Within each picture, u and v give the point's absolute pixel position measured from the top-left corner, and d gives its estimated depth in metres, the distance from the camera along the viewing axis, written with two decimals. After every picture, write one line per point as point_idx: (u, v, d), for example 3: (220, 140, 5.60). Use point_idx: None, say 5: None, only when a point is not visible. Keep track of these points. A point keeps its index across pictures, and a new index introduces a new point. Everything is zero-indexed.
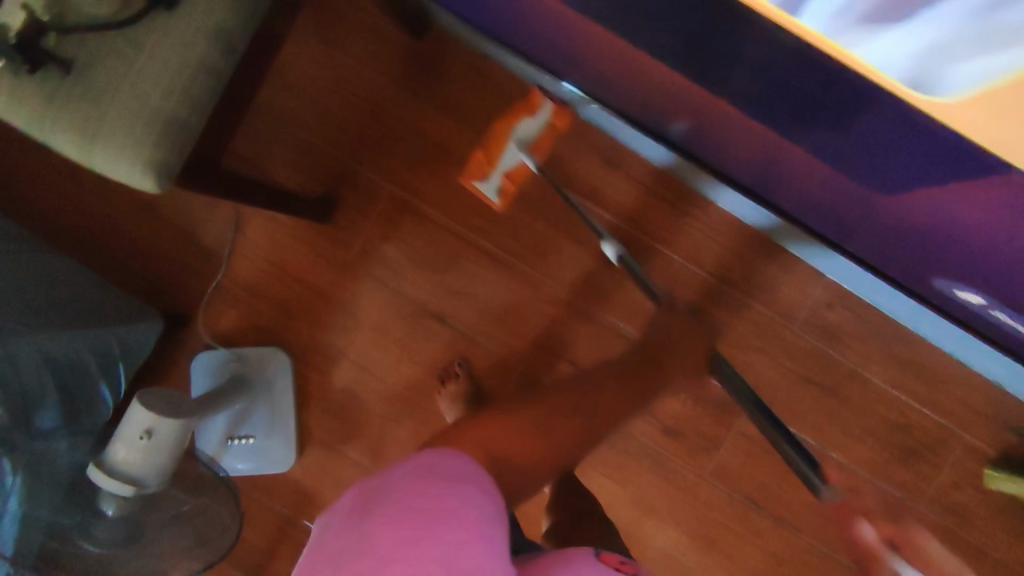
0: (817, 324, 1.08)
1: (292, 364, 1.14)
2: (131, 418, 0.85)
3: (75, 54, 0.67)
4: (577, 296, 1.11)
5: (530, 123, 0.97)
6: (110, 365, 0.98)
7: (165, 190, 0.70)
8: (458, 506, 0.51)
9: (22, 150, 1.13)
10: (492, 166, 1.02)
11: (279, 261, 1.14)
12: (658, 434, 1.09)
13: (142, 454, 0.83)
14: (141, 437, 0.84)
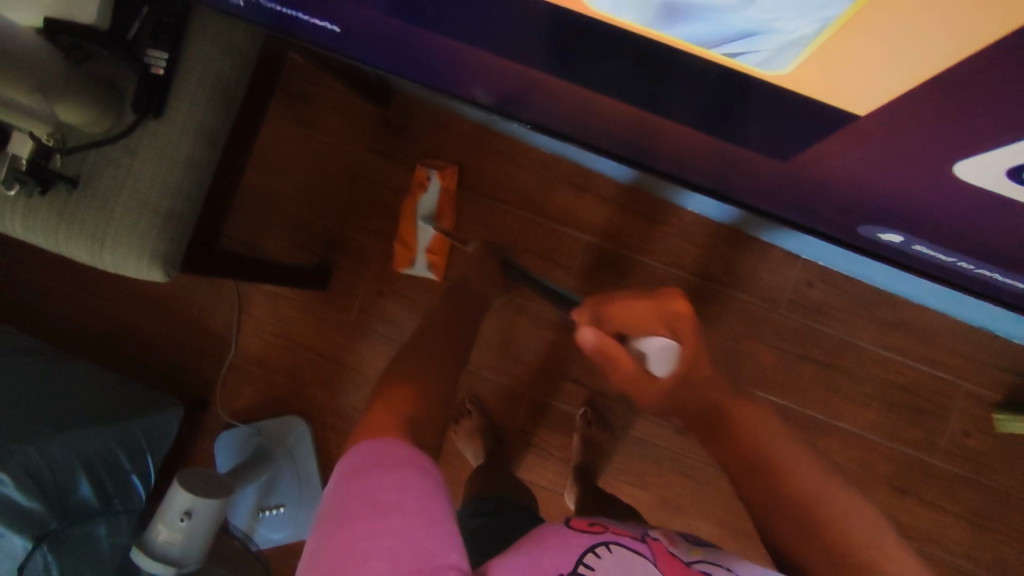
0: (801, 303, 1.16)
1: (310, 429, 1.18)
2: (170, 501, 0.87)
3: (78, 170, 0.72)
4: None
5: (426, 197, 1.16)
6: (141, 454, 1.02)
7: (171, 278, 0.74)
8: (410, 485, 0.53)
9: (34, 270, 1.21)
10: (413, 250, 1.16)
11: (287, 331, 1.21)
12: (673, 433, 1.15)
13: (181, 537, 0.85)
14: (181, 519, 0.86)
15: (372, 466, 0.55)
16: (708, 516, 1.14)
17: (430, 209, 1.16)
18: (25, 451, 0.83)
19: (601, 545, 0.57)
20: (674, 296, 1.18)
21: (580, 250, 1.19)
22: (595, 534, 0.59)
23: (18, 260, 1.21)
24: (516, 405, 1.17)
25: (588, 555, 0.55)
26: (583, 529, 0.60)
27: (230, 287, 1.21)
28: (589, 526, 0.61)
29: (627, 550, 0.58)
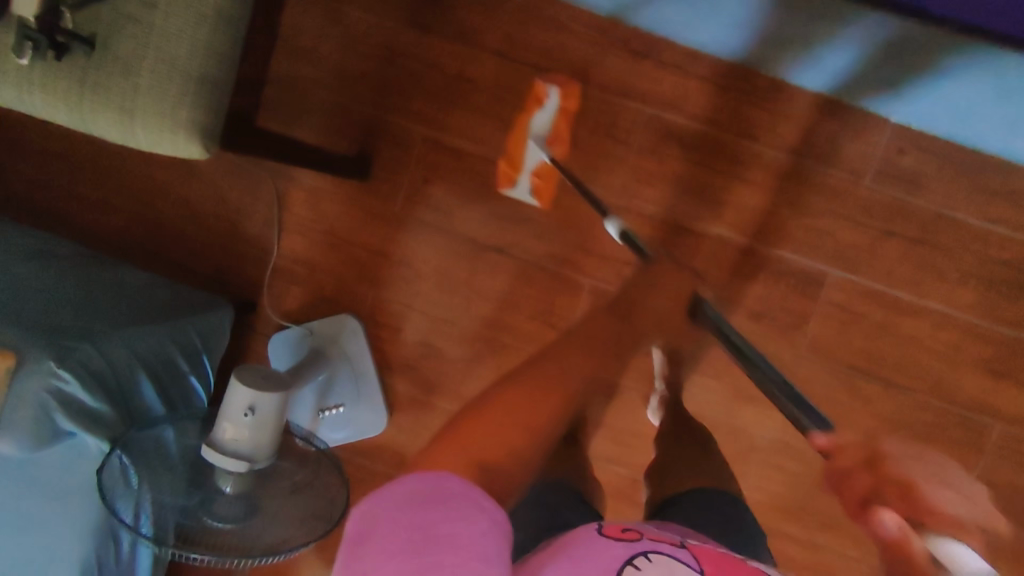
0: (891, 173, 1.05)
1: (364, 328, 1.14)
2: (231, 398, 0.85)
3: (94, 29, 0.64)
4: (635, 199, 1.09)
5: (541, 115, 1.04)
6: (202, 355, 1.00)
7: (212, 154, 0.68)
8: (467, 521, 0.44)
9: (69, 176, 1.16)
10: (519, 170, 1.06)
11: (331, 228, 1.15)
12: (743, 317, 1.08)
13: (248, 431, 0.84)
14: (246, 414, 0.85)
15: (425, 498, 0.45)
16: None
17: (540, 130, 1.04)
18: (82, 347, 0.80)
19: (640, 553, 0.49)
20: (748, 172, 1.07)
21: (640, 126, 1.08)
22: (631, 541, 0.51)
23: (52, 165, 1.16)
24: (575, 296, 1.10)
25: (636, 558, 0.49)
26: (617, 536, 0.51)
27: (269, 185, 1.15)
28: (623, 532, 0.52)
29: (671, 558, 0.49)
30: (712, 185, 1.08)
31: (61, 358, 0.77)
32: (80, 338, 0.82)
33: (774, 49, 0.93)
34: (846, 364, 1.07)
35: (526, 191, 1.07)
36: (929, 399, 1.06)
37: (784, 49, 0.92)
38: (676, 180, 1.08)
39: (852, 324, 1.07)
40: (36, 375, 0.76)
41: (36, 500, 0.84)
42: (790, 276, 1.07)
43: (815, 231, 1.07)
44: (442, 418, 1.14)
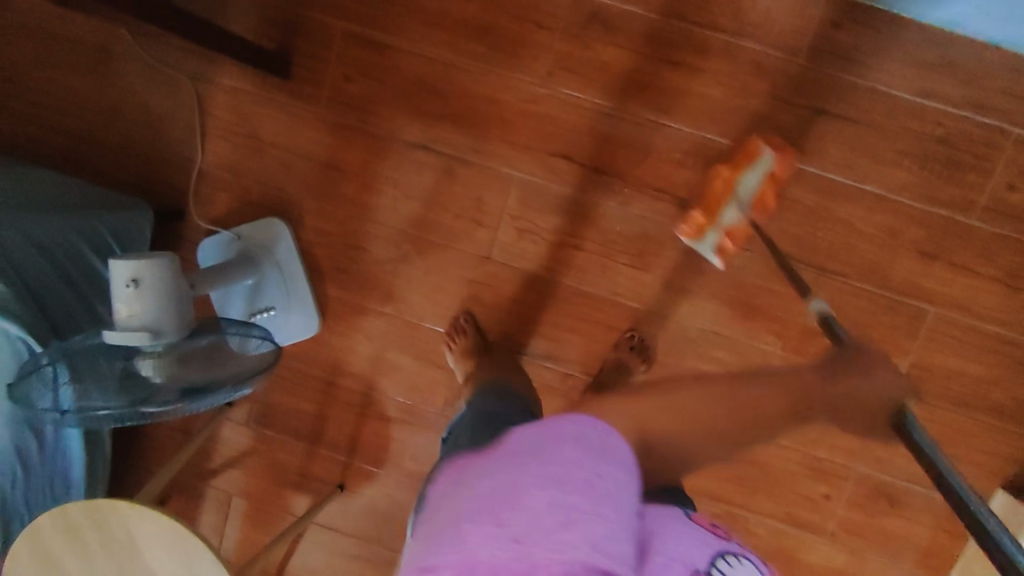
0: (822, 49, 1.01)
1: (291, 229, 1.12)
2: (113, 276, 0.86)
3: None
4: (560, 85, 1.05)
5: (617, 95, 1.03)
6: (115, 247, 0.98)
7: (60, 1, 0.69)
8: (611, 483, 0.45)
9: None
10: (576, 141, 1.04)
11: (254, 129, 1.12)
12: (674, 207, 1.06)
13: (138, 298, 0.85)
14: (130, 284, 0.85)
15: (579, 448, 0.47)
16: (716, 296, 1.06)
17: (611, 110, 1.03)
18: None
19: (721, 556, 0.49)
20: (676, 53, 1.03)
21: (564, 8, 1.04)
22: (720, 537, 0.52)
23: None
24: (503, 190, 1.07)
25: (718, 560, 0.48)
26: (707, 530, 0.53)
27: (188, 87, 1.12)
28: (710, 527, 0.54)
29: (755, 569, 0.49)
30: (639, 68, 1.04)
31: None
32: None
33: None
34: (779, 250, 1.05)
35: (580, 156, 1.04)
36: (864, 285, 1.04)
37: None
38: (602, 64, 1.04)
39: (785, 209, 1.04)
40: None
41: None
42: (722, 162, 1.04)
43: (746, 114, 1.03)
44: (376, 321, 1.12)
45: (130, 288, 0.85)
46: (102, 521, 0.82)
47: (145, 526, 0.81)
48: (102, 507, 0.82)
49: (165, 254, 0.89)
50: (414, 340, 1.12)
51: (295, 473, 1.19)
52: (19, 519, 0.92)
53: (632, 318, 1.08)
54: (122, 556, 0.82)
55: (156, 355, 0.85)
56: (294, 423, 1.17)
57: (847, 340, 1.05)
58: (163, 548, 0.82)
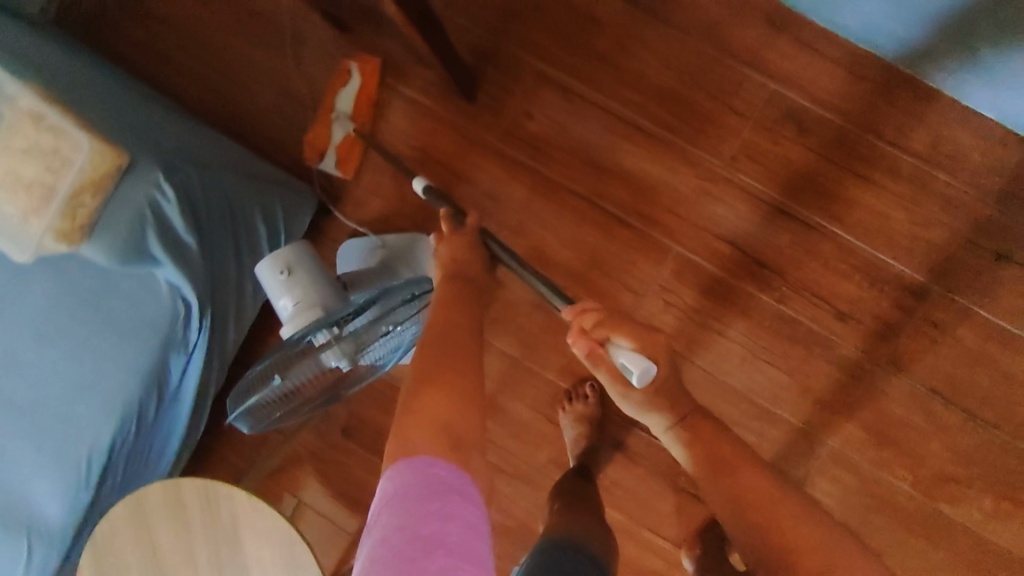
0: (1015, 193, 0.98)
1: (436, 249, 1.11)
2: (264, 277, 0.81)
3: None
4: (737, 170, 1.05)
5: (347, 92, 1.13)
6: (282, 230, 0.98)
7: None
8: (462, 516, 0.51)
9: (183, 51, 1.20)
10: (327, 145, 1.13)
11: (422, 144, 1.13)
12: (830, 314, 1.03)
13: (295, 284, 0.80)
14: (284, 275, 0.80)
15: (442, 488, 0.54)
16: (852, 415, 1.02)
17: (345, 105, 1.13)
18: (186, 174, 0.78)
19: None
20: (862, 165, 1.02)
21: (758, 99, 1.04)
22: None
23: (171, 39, 1.20)
24: (658, 260, 1.06)
25: None
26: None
27: (370, 90, 1.15)
28: None
29: None
30: (821, 172, 1.02)
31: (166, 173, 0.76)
32: (187, 165, 0.80)
33: (957, 61, 0.91)
34: (927, 386, 1.01)
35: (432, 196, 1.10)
36: (1012, 440, 0.99)
37: (964, 63, 0.91)
38: (786, 160, 1.03)
39: (944, 345, 1.01)
40: (141, 183, 0.73)
41: (102, 358, 0.84)
42: (889, 283, 1.01)
43: (925, 241, 1.00)
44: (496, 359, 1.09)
45: (287, 280, 0.80)
46: (212, 508, 0.80)
47: (258, 522, 0.80)
48: (218, 492, 0.80)
49: (306, 240, 0.84)
50: (530, 387, 1.09)
51: (371, 494, 1.13)
52: (112, 476, 0.89)
53: (762, 418, 1.04)
54: (225, 548, 0.80)
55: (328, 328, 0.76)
56: (384, 442, 1.13)
57: (982, 493, 1.00)
58: (269, 548, 0.79)
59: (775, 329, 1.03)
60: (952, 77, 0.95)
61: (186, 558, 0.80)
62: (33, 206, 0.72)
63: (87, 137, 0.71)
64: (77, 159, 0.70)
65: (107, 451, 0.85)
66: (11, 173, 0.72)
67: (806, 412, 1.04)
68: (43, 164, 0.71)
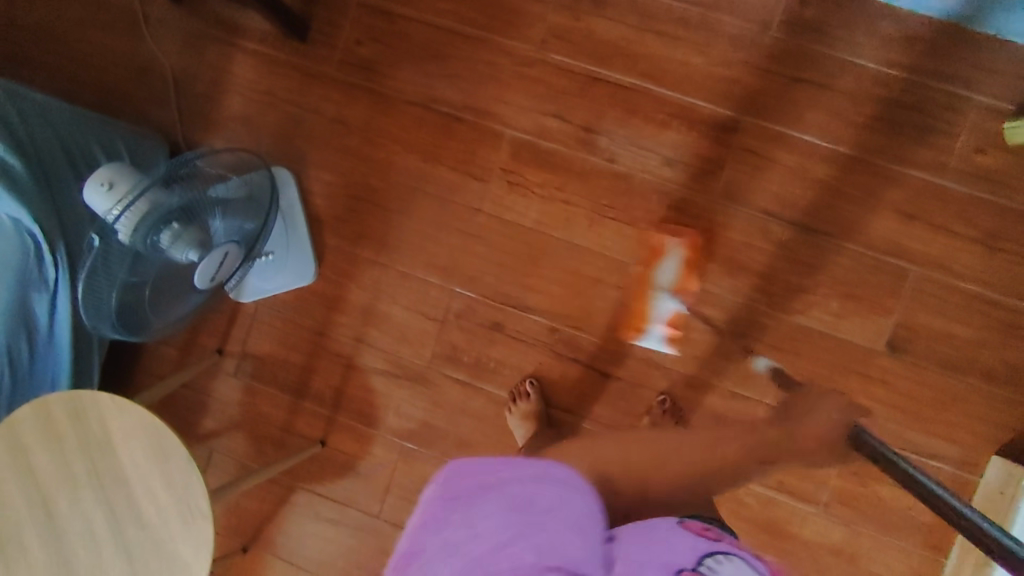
0: (795, 22, 1.08)
1: (294, 179, 1.17)
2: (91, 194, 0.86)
3: None
4: (551, 50, 1.12)
5: (664, 272, 1.10)
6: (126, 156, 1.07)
7: None
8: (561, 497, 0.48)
9: (30, 46, 1.25)
10: (650, 321, 1.10)
11: (268, 89, 1.21)
12: (660, 163, 1.11)
13: (119, 191, 0.85)
14: (107, 187, 0.85)
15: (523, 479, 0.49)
16: (700, 251, 1.10)
17: (666, 281, 1.10)
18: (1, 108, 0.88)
19: (711, 555, 0.52)
20: (657, 25, 1.11)
21: None
22: (714, 542, 0.56)
23: (18, 36, 1.26)
24: (495, 146, 1.13)
25: (706, 560, 0.52)
26: (700, 534, 0.58)
27: (212, 50, 1.22)
28: (705, 531, 0.60)
29: (749, 566, 0.52)
30: (626, 38, 1.11)
31: None
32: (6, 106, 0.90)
33: None
34: (762, 210, 1.09)
35: (660, 337, 1.09)
36: (845, 243, 1.07)
37: None
38: (592, 34, 1.12)
39: (767, 169, 1.09)
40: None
41: None
42: (705, 124, 1.10)
43: (728, 80, 1.09)
44: (369, 269, 1.15)
45: (112, 191, 0.85)
46: (81, 415, 0.84)
47: (124, 419, 0.84)
48: (85, 399, 0.84)
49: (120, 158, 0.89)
50: (405, 289, 1.14)
51: (277, 427, 1.16)
52: None
53: (620, 272, 1.11)
54: (97, 451, 0.84)
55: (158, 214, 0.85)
56: (280, 374, 1.16)
57: (830, 297, 1.08)
58: (140, 446, 0.84)
59: (614, 186, 1.11)
60: None
61: (65, 466, 0.84)
62: None
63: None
64: None
65: None
66: None
67: (660, 256, 1.10)
68: None
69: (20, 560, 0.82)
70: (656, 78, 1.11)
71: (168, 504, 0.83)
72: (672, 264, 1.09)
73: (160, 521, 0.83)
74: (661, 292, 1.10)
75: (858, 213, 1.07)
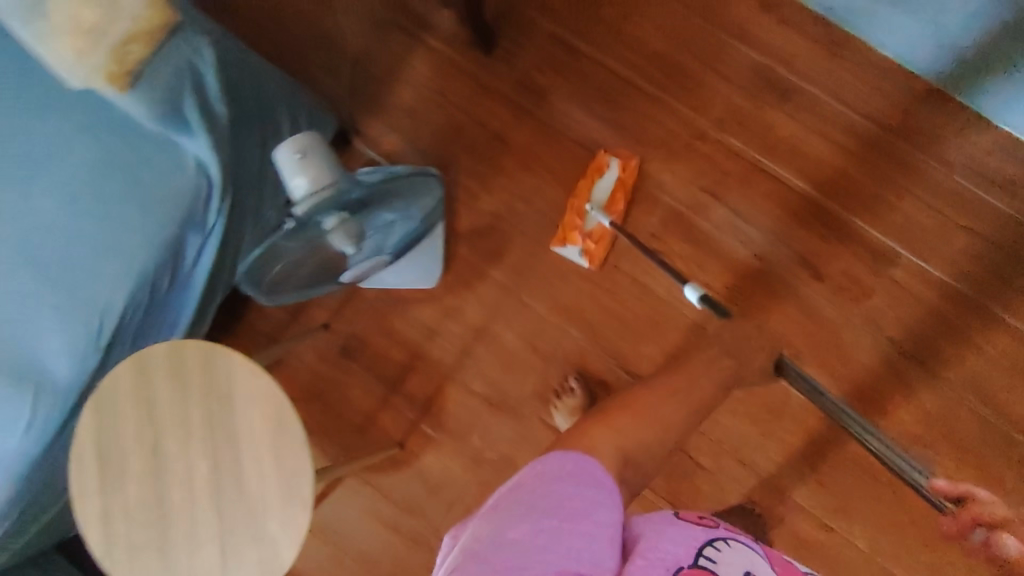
0: (974, 170, 1.09)
1: (444, 183, 1.17)
2: (281, 158, 0.85)
3: None
4: (728, 130, 1.12)
5: (601, 184, 1.11)
6: (309, 127, 1.06)
7: None
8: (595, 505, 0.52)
9: None
10: (571, 232, 1.10)
11: (440, 90, 1.21)
12: (806, 269, 1.11)
13: (308, 165, 0.84)
14: (299, 157, 0.85)
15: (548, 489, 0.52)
16: (822, 366, 1.09)
17: (602, 198, 1.10)
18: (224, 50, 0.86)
19: (720, 538, 0.55)
20: (841, 136, 1.11)
21: (751, 69, 1.12)
22: (710, 525, 0.57)
23: None
24: (649, 207, 1.13)
25: (710, 547, 0.53)
26: (697, 521, 0.56)
27: (396, 38, 1.23)
28: (699, 518, 0.58)
29: (749, 550, 0.56)
30: (806, 138, 1.11)
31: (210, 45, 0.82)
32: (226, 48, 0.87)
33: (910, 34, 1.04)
34: (895, 342, 1.09)
35: (599, 209, 1.09)
36: (971, 398, 1.06)
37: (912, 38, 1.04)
38: (772, 127, 1.11)
39: (911, 305, 1.09)
40: (186, 45, 0.76)
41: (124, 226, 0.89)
42: (860, 244, 1.10)
43: (895, 208, 1.10)
44: (492, 290, 1.15)
45: (303, 162, 0.85)
46: (211, 367, 0.84)
47: (251, 384, 0.84)
48: (218, 353, 0.85)
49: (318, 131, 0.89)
50: (523, 319, 1.14)
51: (361, 415, 1.16)
52: (120, 345, 0.93)
53: None
54: (217, 405, 0.84)
55: (333, 202, 0.83)
56: (377, 365, 1.17)
57: (941, 448, 1.06)
58: (259, 412, 0.84)
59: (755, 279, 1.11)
60: (911, 55, 1.08)
61: (182, 412, 0.84)
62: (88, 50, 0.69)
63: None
64: None
65: (117, 322, 0.90)
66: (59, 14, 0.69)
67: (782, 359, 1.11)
68: None
69: (118, 492, 0.83)
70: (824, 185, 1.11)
71: (272, 475, 0.83)
72: (611, 180, 1.11)
73: (259, 491, 0.83)
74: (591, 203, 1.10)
75: (989, 373, 1.06)
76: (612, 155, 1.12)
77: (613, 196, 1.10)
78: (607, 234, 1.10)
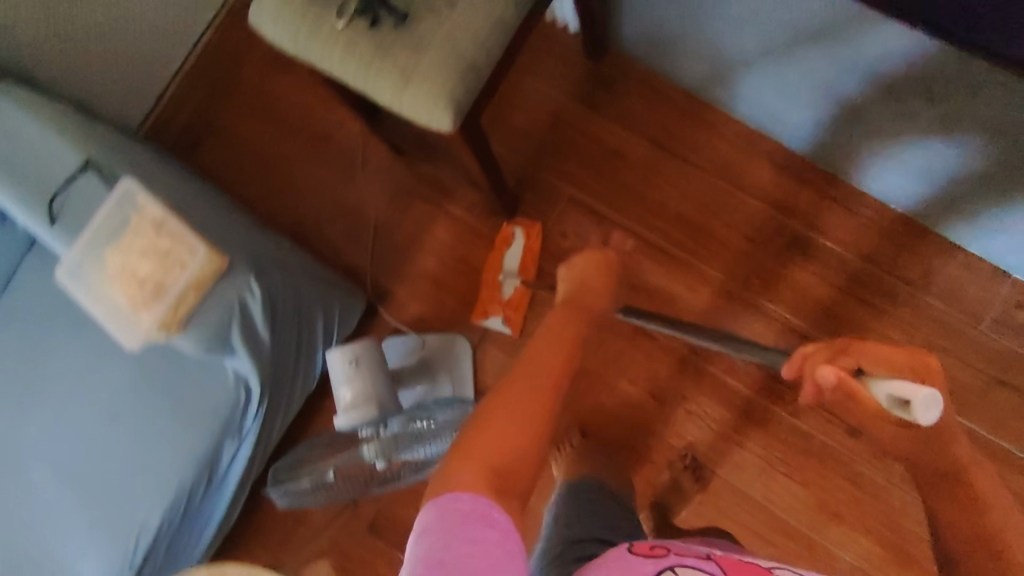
0: (1006, 324, 1.11)
1: (471, 350, 1.18)
2: (333, 360, 0.93)
3: (411, 11, 0.72)
4: (757, 293, 1.16)
5: (511, 253, 1.18)
6: (341, 313, 1.05)
7: (454, 133, 0.73)
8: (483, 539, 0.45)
9: (245, 156, 1.29)
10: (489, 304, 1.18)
11: (464, 256, 1.22)
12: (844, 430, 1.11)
13: (357, 379, 0.93)
14: (350, 365, 0.92)
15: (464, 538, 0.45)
16: (869, 530, 1.07)
17: (511, 265, 1.18)
18: (271, 271, 0.84)
19: (667, 570, 0.47)
20: (865, 292, 1.14)
21: (772, 231, 1.16)
22: (660, 559, 0.49)
23: (237, 144, 1.29)
24: (681, 372, 1.15)
25: None
26: (644, 555, 0.50)
27: (418, 204, 1.24)
28: (651, 548, 0.51)
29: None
30: (831, 297, 1.14)
31: (259, 273, 0.81)
32: (272, 264, 0.86)
33: (926, 190, 1.05)
34: None
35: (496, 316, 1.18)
36: None
37: (926, 194, 1.06)
38: (796, 287, 1.15)
39: None
40: (236, 284, 0.78)
41: (162, 437, 0.89)
42: None
43: None
44: None
45: (353, 371, 0.92)
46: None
47: None
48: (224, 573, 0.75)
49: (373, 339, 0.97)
50: None
51: None
52: (154, 560, 0.90)
53: (781, 528, 1.09)
54: None
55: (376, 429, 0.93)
56: None
57: None
58: None
59: (793, 442, 1.12)
60: (925, 209, 1.10)
61: None
62: (141, 298, 0.76)
63: (133, 183, 0.77)
64: (189, 261, 0.75)
65: (151, 539, 0.87)
66: (122, 266, 0.76)
67: (829, 524, 1.09)
68: (160, 262, 0.76)
69: None
70: (852, 342, 1.13)
71: None
72: (515, 248, 1.18)
73: None
74: (501, 273, 1.18)
75: None
76: (516, 224, 1.20)
77: (523, 261, 1.18)
78: (523, 299, 1.17)
